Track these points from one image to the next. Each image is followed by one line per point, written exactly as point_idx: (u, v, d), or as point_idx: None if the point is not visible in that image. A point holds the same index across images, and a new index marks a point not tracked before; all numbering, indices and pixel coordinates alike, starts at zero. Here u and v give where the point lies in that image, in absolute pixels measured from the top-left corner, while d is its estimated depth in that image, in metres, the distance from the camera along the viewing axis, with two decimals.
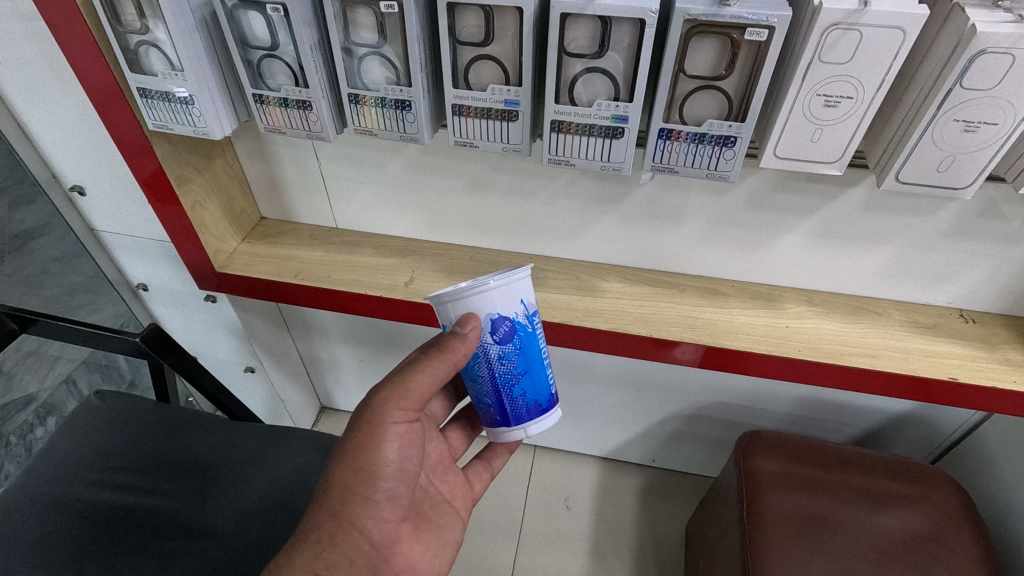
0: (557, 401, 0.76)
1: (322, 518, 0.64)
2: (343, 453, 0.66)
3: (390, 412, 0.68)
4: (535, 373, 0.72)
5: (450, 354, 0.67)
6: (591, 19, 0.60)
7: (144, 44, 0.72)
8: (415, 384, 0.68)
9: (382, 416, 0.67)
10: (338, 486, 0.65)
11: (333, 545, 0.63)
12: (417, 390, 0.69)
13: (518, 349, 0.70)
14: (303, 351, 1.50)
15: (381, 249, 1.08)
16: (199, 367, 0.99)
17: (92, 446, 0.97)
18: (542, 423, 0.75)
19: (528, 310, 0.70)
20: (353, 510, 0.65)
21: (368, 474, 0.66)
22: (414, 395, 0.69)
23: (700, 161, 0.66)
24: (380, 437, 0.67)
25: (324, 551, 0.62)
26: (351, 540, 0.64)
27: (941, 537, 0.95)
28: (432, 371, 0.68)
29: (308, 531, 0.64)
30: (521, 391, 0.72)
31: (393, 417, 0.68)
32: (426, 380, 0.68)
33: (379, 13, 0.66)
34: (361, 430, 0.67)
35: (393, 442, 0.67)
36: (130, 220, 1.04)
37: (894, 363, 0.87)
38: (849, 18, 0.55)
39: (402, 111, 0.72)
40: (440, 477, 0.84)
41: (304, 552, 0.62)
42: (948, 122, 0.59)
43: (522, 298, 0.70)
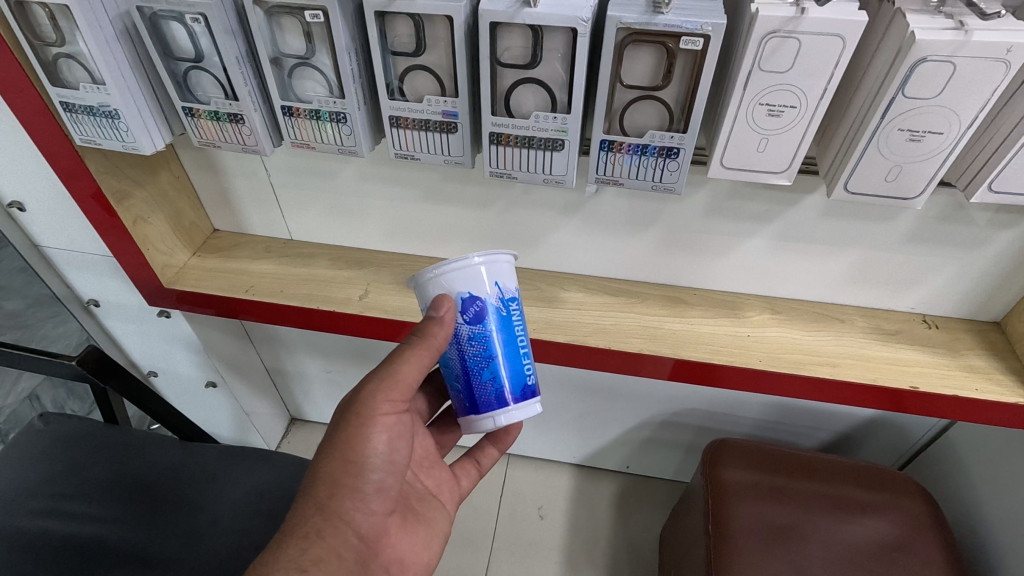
0: (533, 392, 0.71)
1: (309, 512, 0.62)
2: (331, 444, 0.64)
3: (377, 403, 0.65)
4: (508, 360, 0.68)
5: (434, 338, 0.65)
6: (523, 29, 0.57)
7: (64, 57, 0.68)
8: (402, 374, 0.66)
9: (370, 406, 0.65)
10: (325, 479, 0.63)
11: (322, 540, 0.61)
12: (405, 380, 0.66)
13: (488, 333, 0.67)
14: (269, 363, 1.47)
15: (337, 262, 1.05)
16: (147, 390, 0.95)
17: (34, 472, 0.92)
18: (513, 414, 0.69)
19: (504, 294, 0.67)
20: (340, 504, 0.63)
21: (356, 466, 0.64)
22: (402, 386, 0.66)
23: (645, 173, 0.64)
24: (367, 428, 0.64)
25: (312, 546, 0.60)
26: (339, 534, 0.62)
27: (908, 546, 0.94)
28: (418, 358, 0.65)
29: (293, 526, 0.61)
30: (489, 376, 0.67)
31: (381, 408, 0.66)
32: (413, 370, 0.66)
33: (305, 22, 0.63)
34: (349, 422, 0.64)
35: (382, 433, 0.65)
36: (73, 236, 1.00)
37: (855, 371, 0.85)
38: (787, 26, 0.53)
39: (338, 124, 0.69)
40: (426, 472, 0.81)
41: (289, 548, 0.60)
42: (892, 132, 0.57)
43: (497, 280, 0.66)
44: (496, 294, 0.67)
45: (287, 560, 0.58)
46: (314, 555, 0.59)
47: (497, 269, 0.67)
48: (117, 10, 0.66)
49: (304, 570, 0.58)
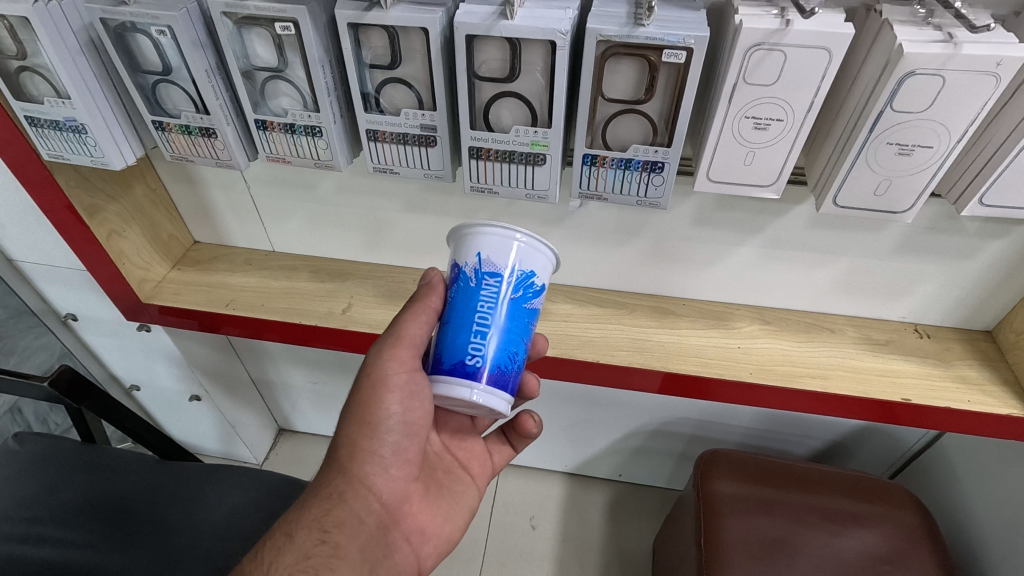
0: (472, 372, 0.60)
1: (331, 476, 0.66)
2: (349, 410, 0.66)
3: (385, 367, 0.64)
4: (456, 327, 0.61)
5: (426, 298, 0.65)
6: (500, 41, 0.55)
7: (26, 71, 0.66)
8: (403, 335, 0.64)
9: (379, 369, 0.64)
10: (345, 443, 0.66)
11: (343, 503, 0.65)
12: (409, 339, 0.64)
13: (452, 298, 0.62)
14: (254, 374, 1.44)
15: (320, 274, 1.03)
16: (124, 408, 0.93)
17: (7, 494, 0.89)
18: (441, 385, 0.60)
19: (482, 265, 0.60)
20: (360, 469, 0.66)
21: (371, 429, 0.65)
22: (407, 343, 0.64)
23: (629, 187, 0.62)
24: (379, 393, 0.64)
25: (334, 508, 0.64)
26: (360, 498, 0.66)
27: (899, 559, 0.93)
28: (417, 318, 0.64)
29: (318, 488, 0.66)
30: (437, 339, 0.63)
31: (389, 372, 0.64)
32: (416, 327, 0.64)
33: (275, 34, 0.60)
34: (364, 386, 0.65)
35: (393, 395, 0.64)
36: (47, 250, 0.97)
37: (845, 384, 0.84)
38: (771, 39, 0.51)
39: (313, 138, 0.67)
40: (459, 445, 0.85)
41: (314, 509, 0.64)
42: (881, 146, 0.55)
43: (478, 250, 0.60)
44: (477, 264, 0.61)
45: (311, 519, 0.63)
46: (335, 517, 0.64)
47: (501, 245, 0.60)
48: (81, 21, 0.64)
49: (326, 531, 0.63)
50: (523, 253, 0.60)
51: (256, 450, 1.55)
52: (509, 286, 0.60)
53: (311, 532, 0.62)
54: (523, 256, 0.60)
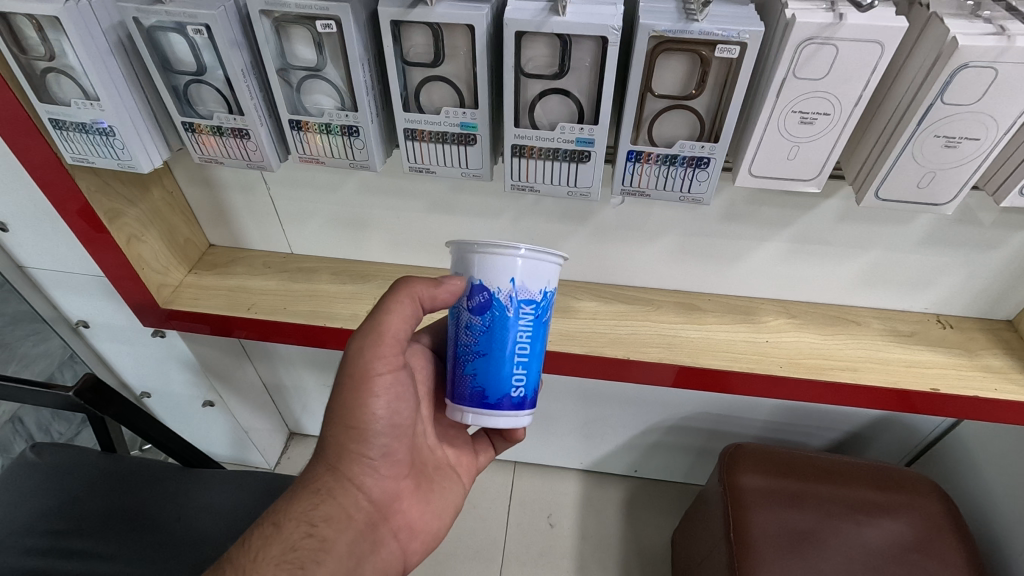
0: (515, 403, 0.62)
1: (320, 471, 0.65)
2: (334, 411, 0.64)
3: (367, 366, 0.62)
4: (493, 361, 0.61)
5: (427, 297, 0.61)
6: (549, 38, 0.55)
7: (53, 72, 0.64)
8: (386, 331, 0.62)
9: (360, 370, 0.62)
10: (333, 443, 0.65)
11: (331, 498, 0.64)
12: (391, 335, 0.62)
13: (484, 329, 0.60)
14: (266, 378, 1.42)
15: (341, 275, 1.01)
16: (147, 417, 0.91)
17: (28, 507, 0.87)
18: (481, 417, 0.62)
19: (517, 295, 0.59)
20: (349, 466, 0.65)
21: (357, 433, 0.64)
22: (390, 341, 0.62)
23: (673, 183, 0.62)
24: (363, 395, 0.63)
25: (321, 503, 0.64)
26: (348, 495, 0.65)
27: (926, 548, 0.94)
28: (395, 312, 0.61)
29: (308, 482, 0.65)
30: (472, 371, 0.62)
31: (370, 372, 0.62)
32: (398, 321, 0.62)
33: (316, 32, 0.59)
34: (346, 387, 0.63)
35: (376, 398, 0.63)
36: (61, 256, 0.95)
37: (874, 375, 0.85)
38: (824, 33, 0.51)
39: (349, 138, 0.67)
40: (451, 440, 0.80)
41: (303, 502, 0.64)
42: (928, 138, 0.56)
43: (511, 277, 0.59)
44: (507, 290, 0.59)
45: (299, 512, 0.63)
46: (323, 511, 0.63)
47: (526, 264, 0.59)
48: (110, 20, 0.62)
49: (314, 525, 0.63)
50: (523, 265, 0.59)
51: (268, 455, 1.53)
52: (531, 310, 0.60)
53: (299, 525, 0.62)
54: (532, 273, 0.59)
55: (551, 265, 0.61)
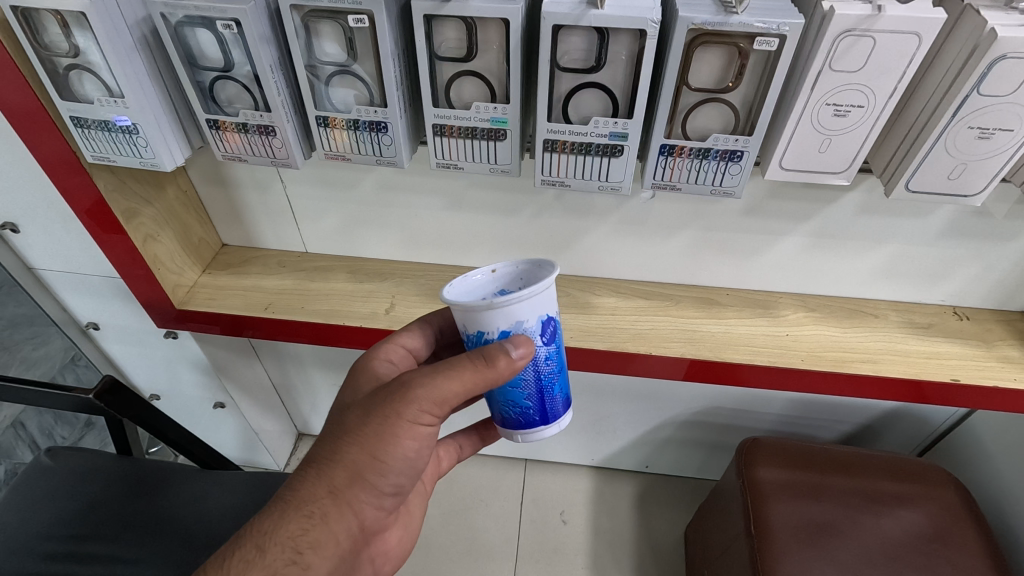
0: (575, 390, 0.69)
1: (319, 491, 0.55)
2: (359, 431, 0.56)
3: (415, 412, 0.55)
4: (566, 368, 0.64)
5: (497, 378, 0.54)
6: (585, 32, 0.55)
7: (76, 69, 0.63)
8: (446, 395, 0.54)
9: (407, 410, 0.55)
10: (343, 463, 0.56)
11: (325, 525, 0.55)
12: (447, 399, 0.55)
13: (557, 349, 0.62)
14: (275, 379, 1.41)
15: (357, 274, 1.01)
16: (164, 418, 0.90)
17: (45, 513, 0.85)
18: (572, 413, 0.66)
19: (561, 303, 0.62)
20: (354, 493, 0.57)
21: (379, 466, 0.56)
22: (444, 403, 0.55)
23: (705, 177, 0.63)
24: (400, 431, 0.56)
25: (313, 529, 0.54)
26: (343, 523, 0.56)
27: (944, 537, 0.95)
28: (461, 377, 0.54)
29: (300, 500, 0.55)
30: (558, 388, 0.62)
31: (415, 417, 0.56)
32: (460, 389, 0.54)
33: (347, 28, 0.59)
34: (386, 416, 0.55)
35: (410, 441, 0.57)
36: (73, 257, 0.93)
37: (895, 367, 0.85)
38: (862, 24, 0.51)
39: (377, 134, 0.66)
40: None
41: (290, 523, 0.54)
42: (962, 130, 0.56)
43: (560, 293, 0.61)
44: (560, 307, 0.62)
45: (285, 535, 0.54)
46: (312, 539, 0.54)
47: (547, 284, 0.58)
48: (134, 16, 0.62)
49: (298, 552, 0.54)
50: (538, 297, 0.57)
51: (277, 456, 1.52)
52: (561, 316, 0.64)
53: (283, 550, 0.53)
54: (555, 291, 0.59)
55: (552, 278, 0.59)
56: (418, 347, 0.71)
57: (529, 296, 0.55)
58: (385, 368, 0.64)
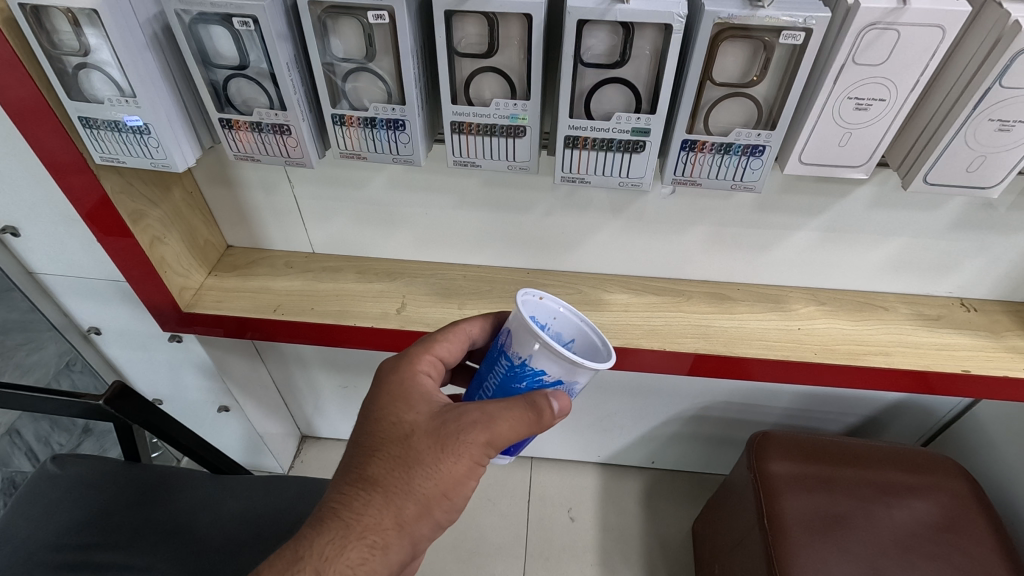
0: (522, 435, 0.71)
1: (383, 520, 0.54)
2: (431, 465, 0.55)
3: (480, 453, 0.55)
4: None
5: (547, 425, 0.56)
6: (610, 26, 0.55)
7: (85, 68, 0.63)
8: (508, 436, 0.55)
9: (477, 452, 0.55)
10: (412, 495, 0.55)
11: (385, 555, 0.55)
12: (508, 441, 0.55)
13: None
14: (278, 382, 1.39)
15: (366, 274, 1.00)
16: (176, 423, 0.88)
17: (51, 522, 0.82)
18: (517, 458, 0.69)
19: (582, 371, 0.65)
20: (416, 525, 0.56)
21: (443, 499, 0.56)
22: (504, 443, 0.56)
23: (726, 172, 0.63)
24: (468, 470, 0.56)
25: (373, 559, 0.54)
26: (400, 554, 0.56)
27: (956, 526, 0.97)
28: (520, 422, 0.55)
29: (364, 528, 0.54)
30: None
31: (480, 456, 0.56)
32: (521, 432, 0.55)
33: (367, 24, 0.59)
34: (456, 451, 0.55)
35: (472, 480, 0.57)
36: (76, 261, 0.91)
37: (907, 359, 0.86)
38: (887, 18, 0.51)
39: (394, 132, 0.65)
40: None
41: (350, 551, 0.53)
42: (982, 123, 0.57)
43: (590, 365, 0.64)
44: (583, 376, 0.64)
45: (345, 563, 0.53)
46: (370, 569, 0.54)
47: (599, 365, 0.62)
48: (146, 13, 0.61)
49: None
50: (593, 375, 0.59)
51: (280, 459, 1.50)
52: None
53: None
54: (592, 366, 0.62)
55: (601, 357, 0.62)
56: (450, 355, 0.65)
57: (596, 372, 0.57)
58: (430, 384, 0.61)
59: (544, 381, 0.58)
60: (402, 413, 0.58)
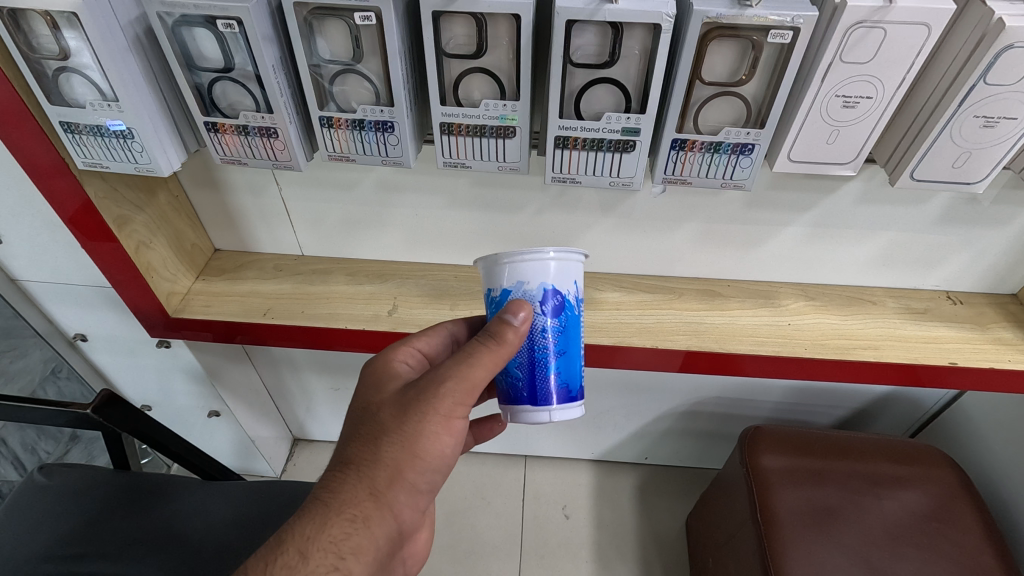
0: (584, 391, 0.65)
1: (360, 493, 0.55)
2: (398, 431, 0.56)
3: (449, 405, 0.56)
4: (572, 355, 0.62)
5: (511, 351, 0.56)
6: (599, 27, 0.55)
7: (65, 72, 0.61)
8: (469, 379, 0.55)
9: (442, 404, 0.56)
10: (384, 465, 0.56)
11: (367, 529, 0.54)
12: (475, 384, 0.56)
13: (561, 328, 0.61)
14: (270, 385, 1.38)
15: (356, 276, 0.99)
16: (164, 430, 0.87)
17: (38, 533, 0.80)
18: (570, 407, 0.62)
19: (578, 294, 0.62)
20: (395, 495, 0.56)
21: (416, 461, 0.56)
22: (471, 390, 0.56)
23: (715, 170, 0.64)
24: (437, 426, 0.57)
25: (355, 533, 0.54)
26: (384, 526, 0.55)
27: (946, 516, 0.98)
28: (478, 362, 0.55)
29: (342, 503, 0.54)
30: (554, 369, 0.61)
31: (448, 410, 0.56)
32: (482, 373, 0.56)
33: (353, 26, 0.58)
34: (419, 412, 0.56)
35: (447, 436, 0.58)
36: (59, 267, 0.89)
37: (895, 352, 0.87)
38: (874, 16, 0.51)
39: (383, 134, 0.65)
40: None
41: (331, 527, 0.53)
42: (968, 119, 0.58)
43: (574, 279, 0.61)
44: (573, 293, 0.62)
45: (328, 540, 0.53)
46: (355, 544, 0.53)
47: (570, 266, 0.61)
48: (127, 16, 0.60)
49: (342, 557, 0.53)
50: (538, 268, 0.59)
51: (273, 463, 1.49)
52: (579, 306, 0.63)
53: (325, 556, 0.52)
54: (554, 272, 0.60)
55: (569, 259, 0.60)
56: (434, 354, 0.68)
57: (528, 259, 0.59)
58: (405, 370, 0.63)
59: (496, 300, 0.61)
60: (370, 395, 0.60)
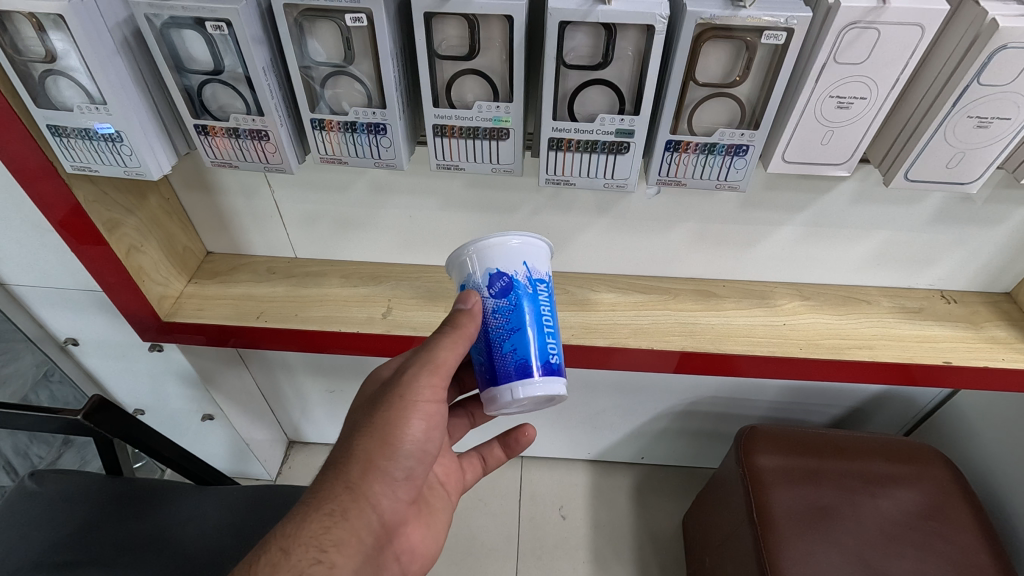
0: (560, 369, 0.60)
1: (337, 488, 0.55)
2: (369, 422, 0.57)
3: (416, 389, 0.58)
4: (532, 331, 0.59)
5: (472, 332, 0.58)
6: (592, 29, 0.54)
7: (52, 75, 0.61)
8: (434, 363, 0.58)
9: (410, 390, 0.58)
10: (357, 457, 0.56)
11: (346, 521, 0.54)
12: (441, 368, 0.59)
13: (513, 308, 0.59)
14: (264, 388, 1.37)
15: (350, 278, 0.98)
16: (156, 434, 0.86)
17: (29, 543, 0.79)
18: (534, 386, 0.58)
19: (533, 273, 0.60)
20: (373, 487, 0.56)
21: (388, 449, 0.57)
22: (440, 373, 0.59)
23: (711, 172, 0.63)
24: (406, 412, 0.57)
25: (335, 527, 0.54)
26: (364, 518, 0.55)
27: (940, 514, 0.98)
28: (441, 346, 0.58)
29: (321, 500, 0.55)
30: (510, 348, 0.58)
31: (415, 395, 0.58)
32: (445, 356, 0.58)
33: (345, 27, 0.57)
34: (386, 401, 0.58)
35: (419, 420, 0.58)
36: (49, 271, 0.88)
37: (890, 352, 0.87)
38: (868, 17, 0.51)
39: (375, 136, 0.64)
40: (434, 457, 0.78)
41: (312, 524, 0.53)
42: (962, 119, 0.58)
43: (526, 259, 0.59)
44: (527, 273, 0.60)
45: (309, 535, 0.53)
46: (335, 537, 0.53)
47: (527, 250, 0.60)
48: (115, 17, 0.59)
49: (323, 550, 0.52)
50: (482, 256, 0.60)
51: (268, 466, 1.48)
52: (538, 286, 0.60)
53: (306, 551, 0.52)
54: (499, 256, 0.59)
55: (520, 241, 0.60)
56: None
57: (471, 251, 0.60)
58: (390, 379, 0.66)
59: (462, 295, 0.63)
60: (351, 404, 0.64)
